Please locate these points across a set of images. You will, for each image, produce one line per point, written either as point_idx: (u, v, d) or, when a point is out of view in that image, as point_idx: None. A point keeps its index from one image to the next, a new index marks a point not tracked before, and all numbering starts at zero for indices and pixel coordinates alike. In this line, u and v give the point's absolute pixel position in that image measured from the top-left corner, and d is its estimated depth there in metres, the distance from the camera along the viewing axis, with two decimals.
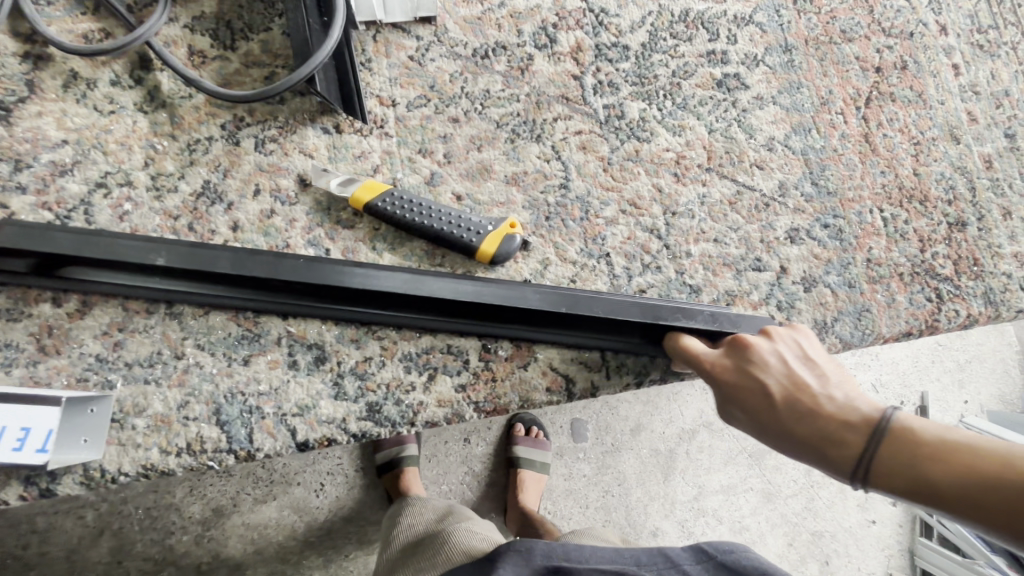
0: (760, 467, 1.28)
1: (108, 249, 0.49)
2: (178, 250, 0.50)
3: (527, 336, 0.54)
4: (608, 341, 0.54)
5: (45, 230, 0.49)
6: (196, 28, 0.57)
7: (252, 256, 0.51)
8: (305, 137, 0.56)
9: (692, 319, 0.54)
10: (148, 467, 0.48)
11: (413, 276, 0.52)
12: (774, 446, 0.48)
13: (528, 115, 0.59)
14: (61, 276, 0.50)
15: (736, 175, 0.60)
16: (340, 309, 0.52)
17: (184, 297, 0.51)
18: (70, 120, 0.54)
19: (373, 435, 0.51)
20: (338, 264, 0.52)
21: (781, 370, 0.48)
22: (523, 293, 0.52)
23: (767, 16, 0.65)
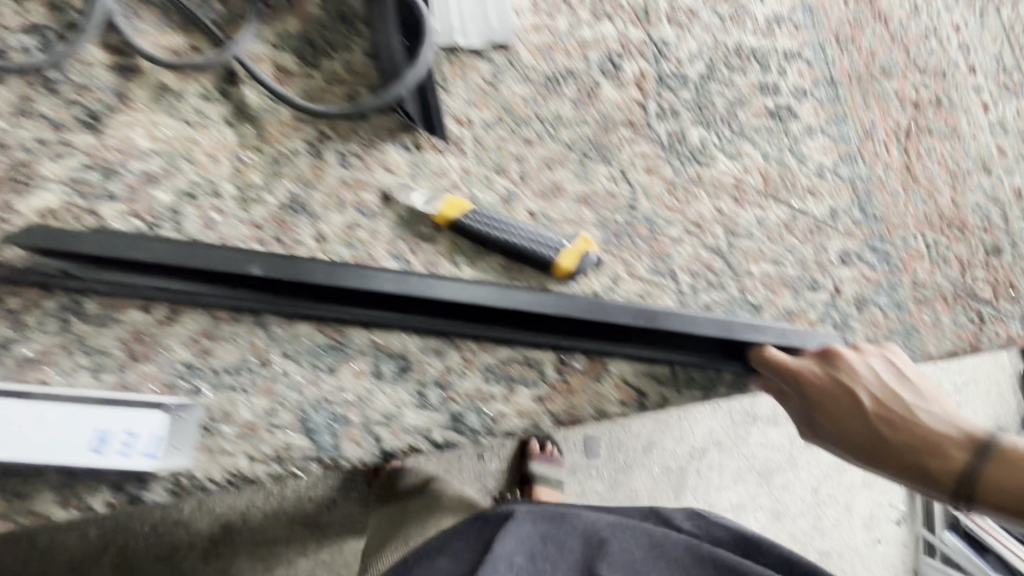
0: (768, 486, 1.34)
1: (207, 258, 0.50)
2: (277, 260, 0.51)
3: (603, 349, 0.55)
4: (679, 354, 0.56)
5: (130, 238, 0.50)
6: (281, 46, 0.59)
7: (350, 267, 0.52)
8: (387, 154, 0.58)
9: (763, 334, 0.56)
10: (237, 474, 0.49)
11: (497, 289, 0.54)
12: (870, 454, 0.55)
13: (597, 138, 0.62)
14: (160, 281, 0.51)
15: (790, 200, 0.64)
16: (425, 321, 0.54)
17: (277, 305, 0.52)
18: (158, 130, 0.55)
19: (456, 445, 0.52)
20: (424, 276, 0.53)
21: (872, 381, 0.55)
22: (605, 306, 0.54)
23: (814, 53, 0.69)
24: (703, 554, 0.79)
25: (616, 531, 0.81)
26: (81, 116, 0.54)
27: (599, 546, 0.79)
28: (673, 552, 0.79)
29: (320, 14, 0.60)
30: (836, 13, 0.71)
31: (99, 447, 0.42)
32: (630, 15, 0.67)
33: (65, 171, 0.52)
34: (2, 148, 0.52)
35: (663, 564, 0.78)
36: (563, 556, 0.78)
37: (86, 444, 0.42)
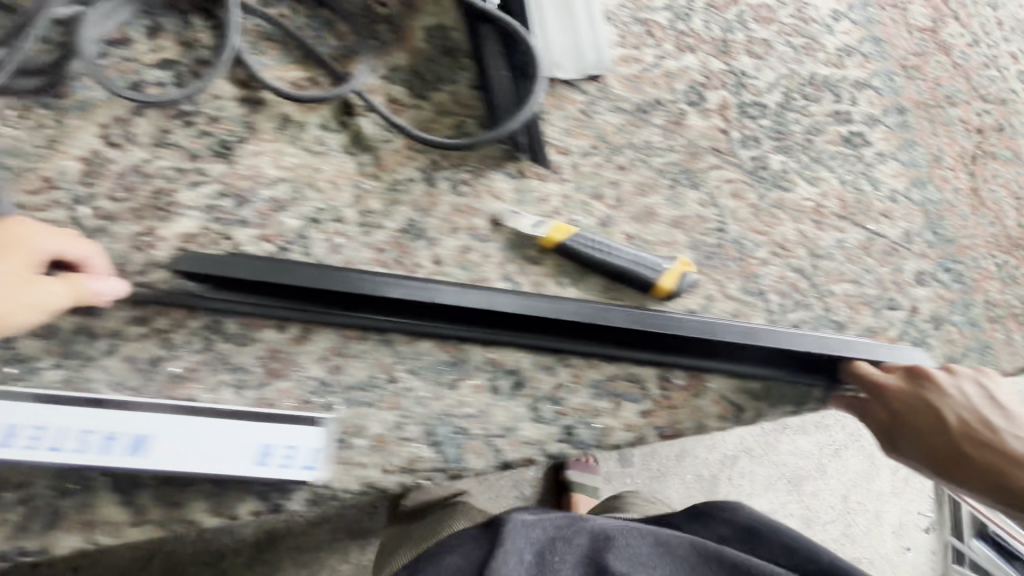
0: (799, 493, 1.39)
1: (338, 281, 0.53)
2: (403, 282, 0.54)
3: (702, 365, 0.59)
4: (770, 369, 0.60)
5: (267, 262, 0.53)
6: (393, 79, 0.62)
7: (469, 289, 0.56)
8: (494, 181, 0.61)
9: (852, 351, 0.59)
10: (370, 484, 0.52)
11: (604, 308, 0.57)
12: (954, 472, 0.58)
13: (685, 164, 0.65)
14: (294, 303, 0.54)
15: (867, 223, 0.67)
16: (537, 338, 0.57)
17: (402, 324, 0.55)
18: (284, 159, 0.58)
19: (567, 456, 0.55)
20: (536, 296, 0.56)
21: (960, 403, 0.58)
22: (706, 324, 0.57)
23: (882, 82, 0.73)
24: (707, 552, 0.71)
25: (624, 532, 0.75)
26: (214, 146, 0.57)
27: (606, 542, 0.73)
28: (678, 550, 0.72)
29: (427, 49, 0.64)
30: (902, 44, 0.75)
31: (263, 459, 0.45)
32: (711, 47, 0.70)
33: (202, 199, 0.56)
34: (146, 178, 0.55)
35: (668, 563, 0.70)
36: (569, 548, 0.72)
37: (251, 458, 0.45)
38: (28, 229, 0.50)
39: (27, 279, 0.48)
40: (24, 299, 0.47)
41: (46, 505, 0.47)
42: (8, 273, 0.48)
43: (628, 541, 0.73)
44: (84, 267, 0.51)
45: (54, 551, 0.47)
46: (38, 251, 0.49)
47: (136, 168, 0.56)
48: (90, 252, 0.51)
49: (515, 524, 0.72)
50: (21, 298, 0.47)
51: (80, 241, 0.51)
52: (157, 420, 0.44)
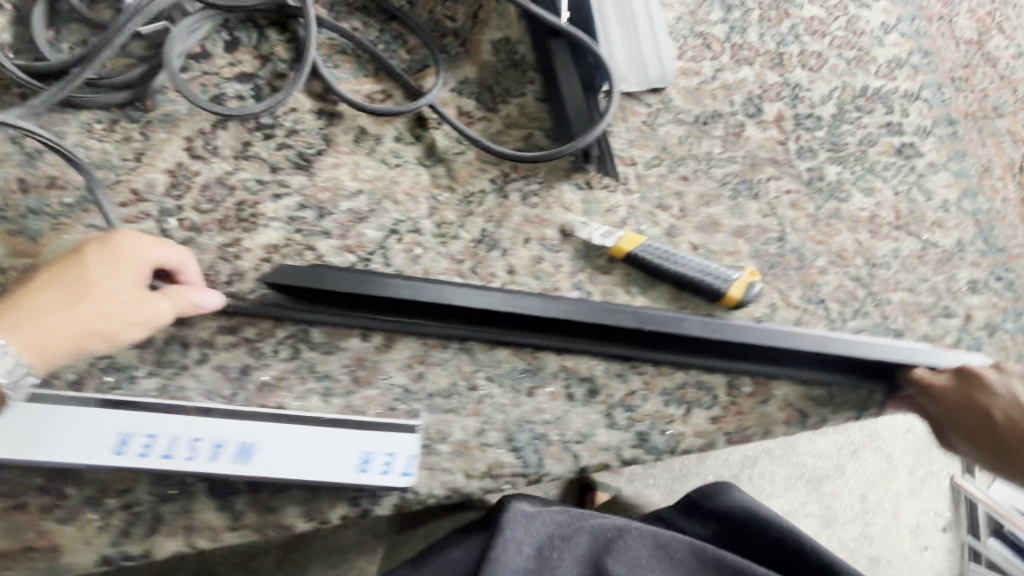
0: (818, 493, 1.42)
1: (425, 293, 0.55)
2: (487, 294, 0.56)
3: (767, 373, 0.60)
4: (833, 375, 0.61)
5: (349, 274, 0.54)
6: (463, 92, 0.64)
7: (548, 300, 0.57)
8: (562, 193, 0.62)
9: (915, 356, 0.61)
10: (455, 489, 0.53)
11: (673, 317, 0.58)
12: (998, 462, 0.61)
13: (745, 175, 0.67)
14: (380, 314, 0.55)
15: (921, 232, 0.69)
16: (609, 346, 0.58)
17: (484, 334, 0.57)
18: (362, 171, 0.59)
19: (641, 461, 0.57)
20: (608, 305, 0.58)
21: (1008, 399, 0.59)
22: (770, 332, 0.59)
23: (931, 93, 0.74)
24: (706, 556, 0.70)
25: (621, 534, 0.72)
26: (293, 158, 0.58)
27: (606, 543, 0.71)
28: (676, 552, 0.71)
29: (494, 62, 0.65)
30: (949, 56, 0.77)
31: (364, 467, 0.46)
32: (766, 60, 0.72)
33: (284, 210, 0.57)
34: (229, 190, 0.57)
35: (666, 566, 0.70)
36: (568, 547, 0.69)
37: (353, 465, 0.46)
38: (126, 241, 0.49)
39: (136, 295, 0.48)
40: (138, 315, 0.48)
41: (149, 510, 0.49)
42: (117, 291, 0.47)
43: (627, 544, 0.71)
44: (181, 276, 0.51)
45: (157, 554, 0.48)
46: (140, 264, 0.49)
47: (220, 180, 0.57)
48: (185, 260, 0.51)
49: (515, 520, 0.68)
50: (134, 314, 0.48)
51: (176, 248, 0.51)
52: (255, 425, 0.46)
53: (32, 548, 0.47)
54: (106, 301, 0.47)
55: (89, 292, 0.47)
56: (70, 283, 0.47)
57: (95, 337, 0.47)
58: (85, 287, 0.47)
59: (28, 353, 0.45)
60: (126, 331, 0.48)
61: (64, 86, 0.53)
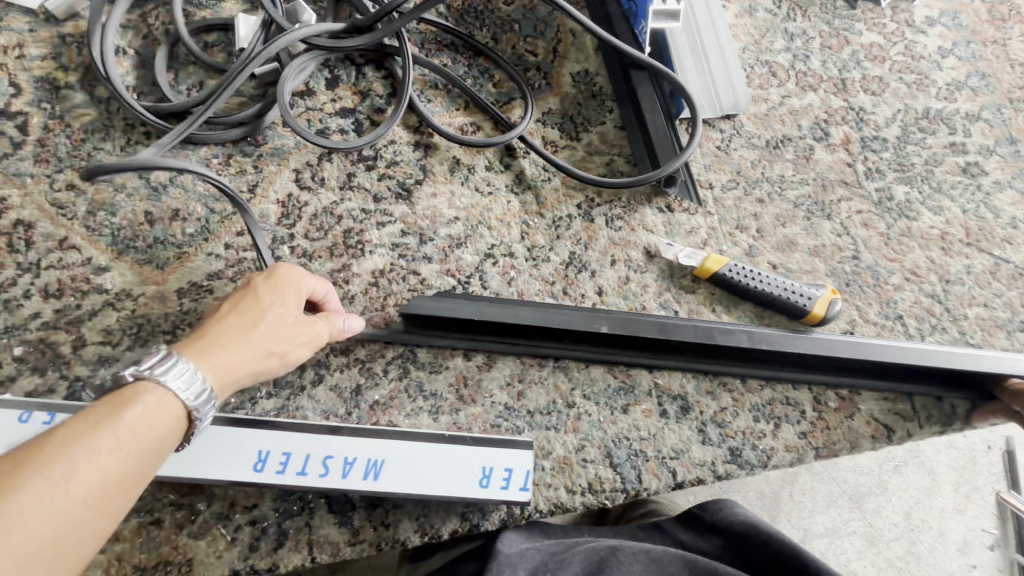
0: (861, 511, 1.42)
1: (547, 316, 0.57)
2: (606, 317, 0.58)
3: (851, 387, 0.62)
4: (914, 387, 0.63)
5: (451, 298, 0.57)
6: (547, 122, 0.67)
7: (664, 323, 0.59)
8: (645, 216, 0.65)
9: (1015, 368, 0.62)
10: (558, 504, 0.55)
11: (760, 335, 0.60)
12: None
13: (818, 197, 0.69)
14: (499, 336, 0.58)
15: (992, 249, 0.70)
16: (697, 364, 0.60)
17: (597, 353, 0.59)
18: (458, 200, 0.63)
19: (735, 476, 0.58)
20: (698, 325, 0.60)
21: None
22: (855, 347, 0.61)
23: (992, 114, 0.77)
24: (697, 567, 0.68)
25: (615, 555, 0.67)
26: (394, 188, 0.62)
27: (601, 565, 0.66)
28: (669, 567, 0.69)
29: (575, 93, 0.69)
30: (1007, 78, 0.79)
31: (485, 482, 0.48)
32: (830, 85, 0.75)
33: (387, 237, 0.60)
34: (337, 219, 0.60)
35: None
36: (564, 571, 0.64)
37: (474, 481, 0.48)
38: (285, 272, 0.51)
39: (300, 317, 0.49)
40: (303, 336, 0.49)
41: (273, 525, 0.51)
42: (285, 314, 0.49)
43: (622, 561, 0.66)
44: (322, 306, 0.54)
45: (281, 569, 0.50)
46: (300, 291, 0.51)
47: (327, 210, 0.60)
48: (330, 291, 0.54)
49: (510, 552, 0.60)
50: (302, 335, 0.49)
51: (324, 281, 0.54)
52: (396, 444, 0.48)
53: (166, 561, 0.49)
54: (276, 324, 0.48)
55: (261, 316, 0.48)
56: (242, 309, 0.48)
57: (269, 358, 0.47)
58: (256, 312, 0.48)
59: (213, 378, 0.43)
60: (294, 354, 0.49)
61: (195, 121, 0.56)
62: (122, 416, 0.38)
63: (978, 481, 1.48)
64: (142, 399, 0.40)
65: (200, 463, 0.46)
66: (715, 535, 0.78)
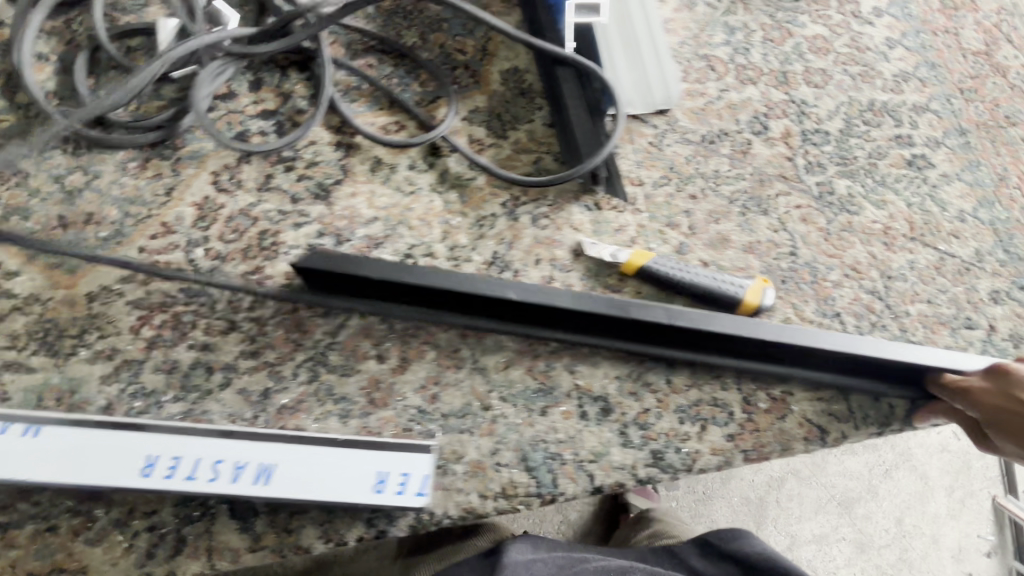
0: (850, 516, 1.49)
1: (452, 280, 0.56)
2: (519, 286, 0.57)
3: (767, 372, 0.60)
4: (839, 378, 0.61)
5: (355, 258, 0.56)
6: (473, 120, 0.66)
7: (580, 293, 0.58)
8: (572, 214, 0.64)
9: (951, 362, 0.59)
10: (469, 510, 0.53)
11: (679, 310, 0.58)
12: None
13: (754, 192, 0.67)
14: (404, 300, 0.58)
15: (937, 243, 0.68)
16: (606, 339, 0.59)
17: (511, 329, 0.58)
18: (377, 199, 0.62)
19: (657, 481, 0.56)
20: (612, 296, 0.58)
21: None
22: (777, 328, 0.59)
23: (941, 105, 0.75)
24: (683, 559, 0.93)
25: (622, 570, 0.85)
26: (313, 189, 0.61)
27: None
28: None
29: (503, 91, 0.68)
30: (958, 68, 0.77)
31: (380, 487, 0.47)
32: (771, 78, 0.73)
33: (303, 238, 0.59)
34: (253, 221, 0.59)
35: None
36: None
37: (368, 486, 0.47)
38: None
39: None
40: None
41: (172, 532, 0.50)
42: None
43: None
44: None
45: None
46: None
47: (243, 211, 0.60)
48: None
49: (515, 565, 0.78)
50: None
51: None
52: (287, 449, 0.47)
53: (62, 569, 0.48)
54: None
55: None
56: None
57: None
58: None
59: None
60: None
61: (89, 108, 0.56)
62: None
63: (973, 486, 1.56)
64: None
65: (82, 468, 0.45)
66: (727, 561, 0.92)
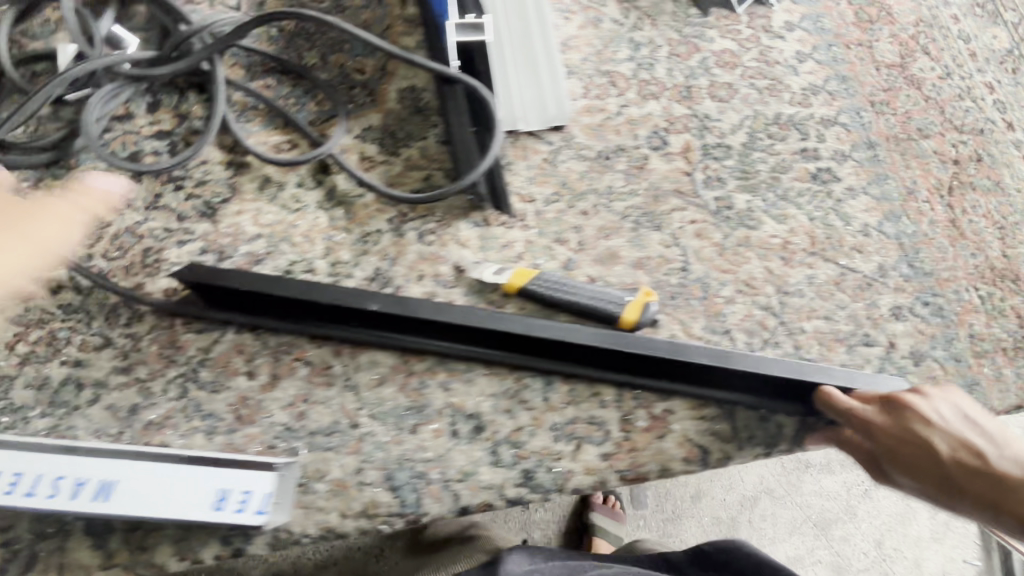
0: (827, 539, 1.57)
1: (313, 292, 0.57)
2: (381, 296, 0.58)
3: (640, 384, 0.59)
4: (716, 392, 0.59)
5: (221, 269, 0.57)
6: (365, 138, 0.67)
7: (444, 304, 0.58)
8: (459, 230, 0.64)
9: (827, 376, 0.58)
10: (329, 529, 0.53)
11: (543, 322, 0.58)
12: (950, 501, 0.56)
13: (647, 208, 0.67)
14: (272, 313, 0.59)
15: (838, 258, 0.66)
16: (474, 349, 0.59)
17: (381, 340, 0.58)
18: (263, 217, 0.63)
19: (527, 501, 0.55)
20: (476, 309, 0.58)
21: (949, 431, 0.55)
22: (645, 340, 0.58)
23: (850, 117, 0.74)
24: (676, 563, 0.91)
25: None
26: (199, 207, 0.62)
27: None
28: None
29: (398, 109, 0.68)
30: (870, 80, 0.76)
31: (219, 505, 0.47)
32: (674, 93, 0.73)
33: (186, 255, 0.60)
34: (137, 239, 0.61)
35: None
36: None
37: (206, 503, 0.47)
38: None
39: None
40: None
41: (26, 548, 0.50)
42: None
43: None
44: None
45: None
46: None
47: (129, 229, 0.61)
48: None
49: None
50: None
51: None
52: (149, 467, 0.47)
53: None
54: None
55: None
56: None
57: None
58: None
59: None
60: None
61: None
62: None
63: None
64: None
65: None
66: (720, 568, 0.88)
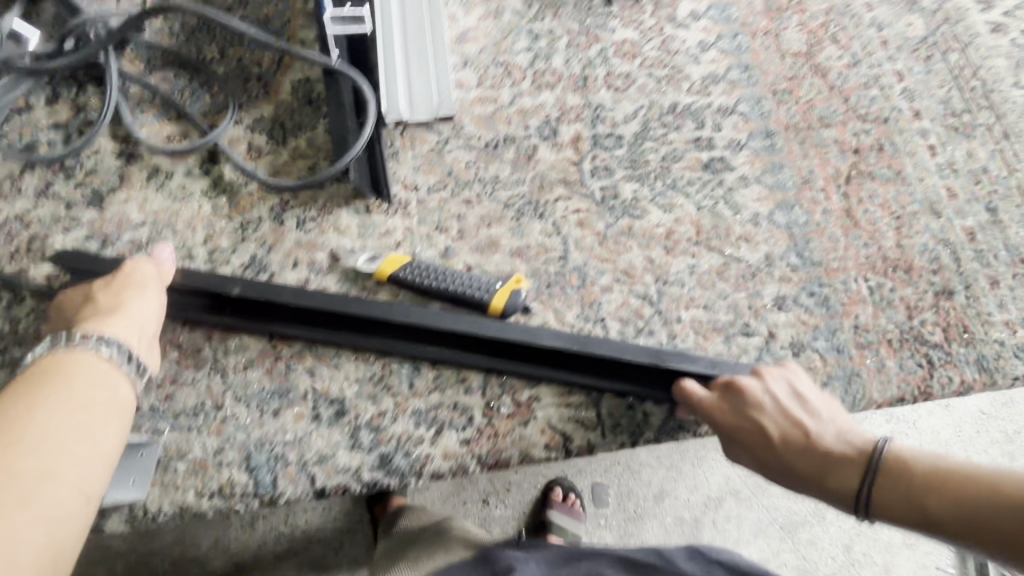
0: (793, 541, 1.40)
1: (182, 279, 0.60)
2: (245, 282, 0.59)
3: (502, 370, 0.59)
4: (579, 378, 0.59)
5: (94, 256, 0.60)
6: (255, 129, 0.68)
7: (306, 290, 0.60)
8: (339, 218, 0.65)
9: (689, 361, 0.59)
10: (184, 508, 0.54)
11: (402, 308, 0.59)
12: (784, 479, 0.57)
13: (531, 197, 0.67)
14: None
15: (723, 247, 0.66)
16: (337, 334, 0.60)
17: (246, 326, 0.60)
18: (148, 205, 0.64)
19: (383, 485, 0.55)
20: (338, 295, 0.60)
21: (774, 409, 0.56)
22: (503, 326, 0.59)
23: (749, 107, 0.73)
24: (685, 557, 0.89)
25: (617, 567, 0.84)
26: (88, 195, 0.64)
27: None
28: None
29: (290, 100, 0.70)
30: (773, 70, 0.75)
31: None
32: (569, 84, 0.73)
33: (70, 241, 0.62)
34: (25, 226, 0.63)
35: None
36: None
37: None
38: None
39: None
40: None
41: None
42: None
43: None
44: None
45: None
46: None
47: (18, 217, 0.63)
48: None
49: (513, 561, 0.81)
50: None
51: None
52: None
53: None
54: None
55: None
56: None
57: None
58: None
59: None
60: None
61: None
62: (61, 378, 0.45)
63: None
64: (71, 367, 0.46)
65: None
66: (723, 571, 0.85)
